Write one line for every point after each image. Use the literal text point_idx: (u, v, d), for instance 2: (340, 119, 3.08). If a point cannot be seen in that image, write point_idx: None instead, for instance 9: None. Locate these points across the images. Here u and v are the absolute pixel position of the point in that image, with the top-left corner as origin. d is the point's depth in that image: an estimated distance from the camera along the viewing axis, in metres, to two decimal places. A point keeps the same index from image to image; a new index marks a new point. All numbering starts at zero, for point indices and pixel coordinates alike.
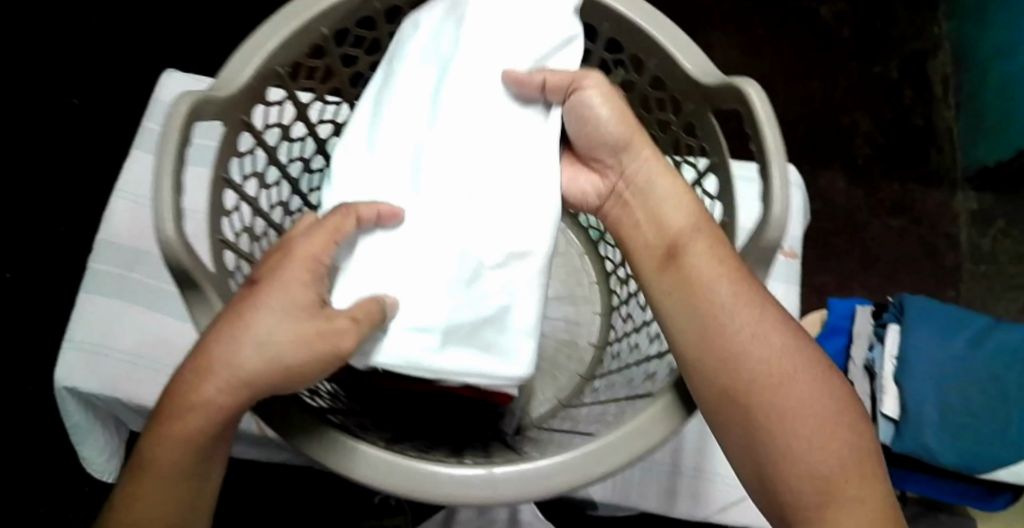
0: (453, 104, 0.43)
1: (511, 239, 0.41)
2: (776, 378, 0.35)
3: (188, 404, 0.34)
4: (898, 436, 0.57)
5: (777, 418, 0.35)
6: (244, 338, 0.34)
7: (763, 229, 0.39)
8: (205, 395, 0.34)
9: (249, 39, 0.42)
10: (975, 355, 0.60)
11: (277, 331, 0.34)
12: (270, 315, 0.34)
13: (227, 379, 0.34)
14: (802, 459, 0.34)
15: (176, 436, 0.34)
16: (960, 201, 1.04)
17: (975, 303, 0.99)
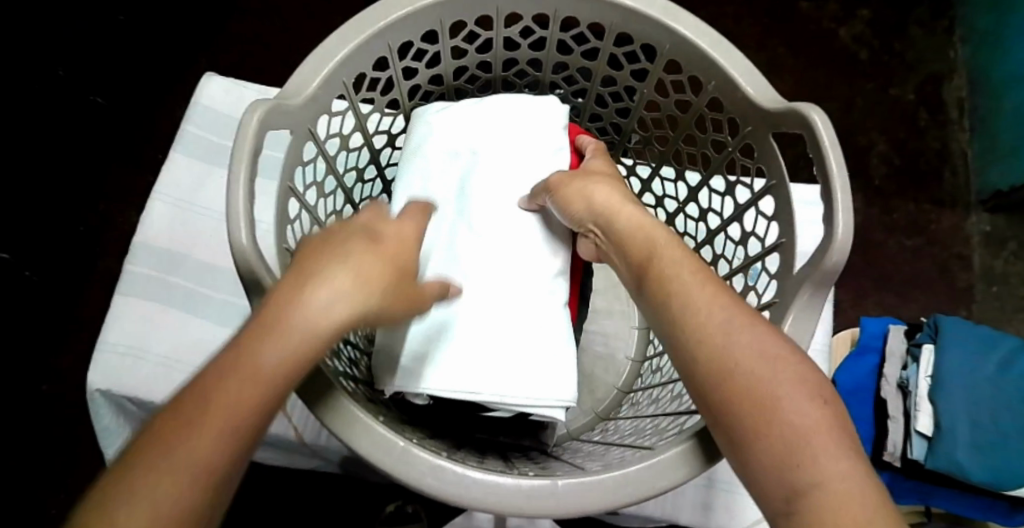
0: (480, 182, 0.48)
1: (537, 280, 0.46)
2: (732, 362, 0.31)
3: (258, 348, 0.30)
4: (932, 452, 0.58)
5: (755, 399, 0.30)
6: (354, 264, 0.33)
7: (824, 252, 0.38)
8: (315, 312, 0.31)
9: (318, 49, 0.42)
10: (1005, 376, 0.60)
11: (380, 266, 0.34)
12: (359, 252, 0.34)
13: (313, 314, 0.31)
14: (787, 435, 0.29)
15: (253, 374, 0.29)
16: (973, 223, 1.05)
17: (987, 323, 1.01)
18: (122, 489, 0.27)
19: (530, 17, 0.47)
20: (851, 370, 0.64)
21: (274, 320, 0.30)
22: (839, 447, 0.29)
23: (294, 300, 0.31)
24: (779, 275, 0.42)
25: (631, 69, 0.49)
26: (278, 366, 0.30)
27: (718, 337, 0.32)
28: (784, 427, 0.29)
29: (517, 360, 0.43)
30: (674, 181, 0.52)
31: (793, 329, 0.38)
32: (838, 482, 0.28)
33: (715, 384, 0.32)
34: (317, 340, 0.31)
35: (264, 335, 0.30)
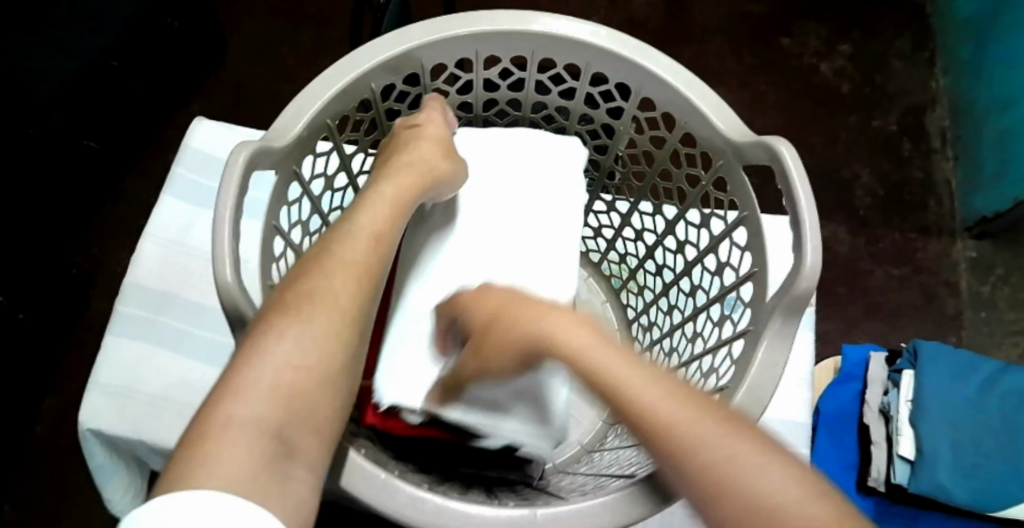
0: (482, 218, 0.51)
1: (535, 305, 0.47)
2: (661, 425, 0.29)
3: (320, 273, 0.36)
4: (915, 476, 0.58)
5: (704, 443, 0.28)
6: (424, 136, 0.46)
7: (795, 278, 0.39)
8: (405, 162, 0.44)
9: (303, 93, 0.44)
10: (984, 399, 0.60)
11: (436, 137, 0.47)
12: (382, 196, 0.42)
13: (393, 191, 0.42)
14: (740, 483, 0.26)
15: (379, 212, 0.40)
16: (960, 249, 1.07)
17: (976, 349, 1.01)
18: (298, 291, 0.35)
19: (509, 59, 0.49)
20: (834, 396, 0.65)
21: (323, 255, 0.37)
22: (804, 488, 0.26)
23: (338, 234, 0.38)
24: (752, 304, 0.43)
25: (607, 107, 0.51)
26: (338, 281, 0.36)
27: (637, 402, 0.30)
28: (748, 472, 0.26)
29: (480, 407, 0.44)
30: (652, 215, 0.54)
31: (768, 356, 0.39)
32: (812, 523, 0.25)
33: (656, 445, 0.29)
34: (403, 202, 0.42)
35: (317, 268, 0.36)
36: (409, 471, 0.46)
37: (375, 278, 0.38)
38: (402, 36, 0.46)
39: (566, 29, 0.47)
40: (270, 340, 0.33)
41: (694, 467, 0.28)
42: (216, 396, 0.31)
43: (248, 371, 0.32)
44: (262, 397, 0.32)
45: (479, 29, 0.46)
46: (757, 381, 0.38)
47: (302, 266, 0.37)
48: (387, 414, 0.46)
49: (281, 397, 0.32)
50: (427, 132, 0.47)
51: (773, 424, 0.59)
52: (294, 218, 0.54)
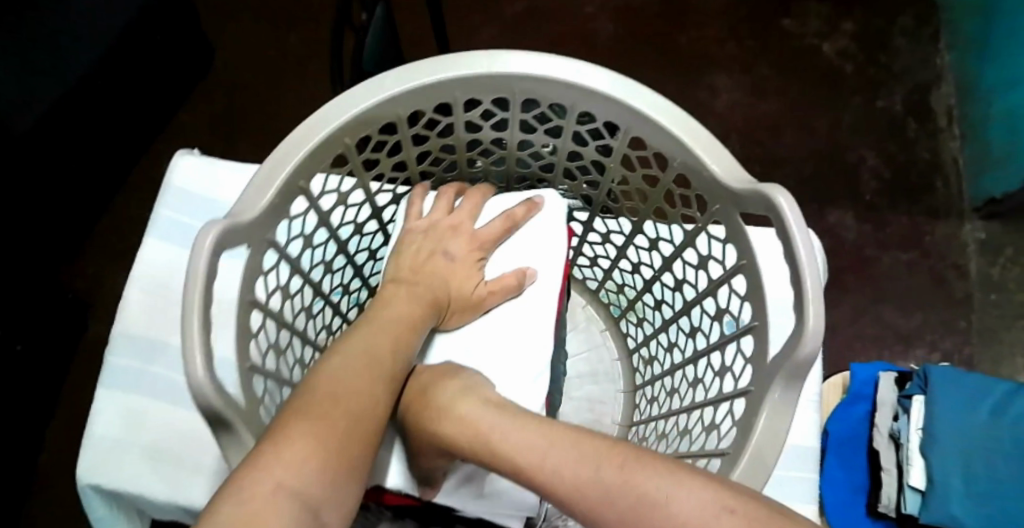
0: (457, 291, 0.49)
1: (519, 361, 0.48)
2: (576, 483, 0.33)
3: (339, 370, 0.38)
4: (926, 506, 0.56)
5: (622, 485, 0.32)
6: (447, 240, 0.49)
7: (797, 343, 0.38)
8: (426, 270, 0.47)
9: (271, 159, 0.42)
10: (999, 422, 0.58)
11: (457, 240, 0.49)
12: (402, 292, 0.45)
13: (403, 302, 0.45)
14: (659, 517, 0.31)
15: (399, 321, 0.43)
16: (968, 231, 1.03)
17: (987, 333, 0.99)
18: (307, 392, 0.36)
19: (489, 101, 0.47)
20: (842, 418, 0.62)
21: (360, 341, 0.40)
22: (713, 504, 0.30)
23: (356, 343, 0.40)
24: (753, 360, 0.42)
25: (595, 144, 0.48)
26: (375, 365, 0.39)
27: (538, 463, 0.35)
28: (663, 505, 0.31)
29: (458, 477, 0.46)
30: (649, 250, 0.52)
31: (768, 424, 0.38)
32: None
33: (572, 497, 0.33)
34: (415, 315, 0.44)
35: (330, 368, 0.38)
36: None
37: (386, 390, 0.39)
38: (371, 87, 0.44)
39: (545, 68, 0.44)
40: (322, 410, 0.35)
41: (611, 513, 0.32)
42: (259, 456, 0.32)
43: (298, 439, 0.33)
44: (311, 468, 0.33)
45: (452, 74, 0.44)
46: (758, 453, 0.37)
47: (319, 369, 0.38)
48: (378, 492, 0.46)
49: (306, 469, 0.32)
50: (461, 268, 0.49)
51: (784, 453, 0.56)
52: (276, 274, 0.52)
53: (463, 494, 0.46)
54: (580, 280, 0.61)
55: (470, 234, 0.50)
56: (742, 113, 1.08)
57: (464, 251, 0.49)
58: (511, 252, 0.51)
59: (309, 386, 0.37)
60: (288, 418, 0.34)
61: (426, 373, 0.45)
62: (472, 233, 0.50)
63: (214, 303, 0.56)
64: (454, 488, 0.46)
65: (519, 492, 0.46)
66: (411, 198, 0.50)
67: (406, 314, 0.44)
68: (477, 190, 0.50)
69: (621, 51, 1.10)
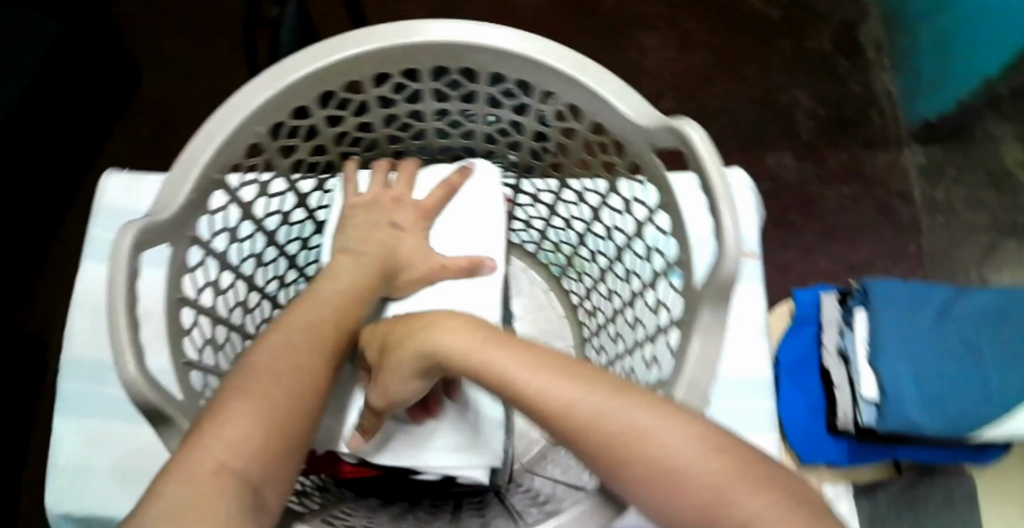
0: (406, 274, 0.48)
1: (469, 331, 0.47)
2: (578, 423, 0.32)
3: (276, 345, 0.38)
4: (881, 415, 0.57)
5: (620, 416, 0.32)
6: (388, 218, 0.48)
7: (719, 264, 0.39)
8: (369, 244, 0.46)
9: (184, 153, 0.43)
10: (944, 327, 0.60)
11: (399, 215, 0.49)
12: (348, 263, 0.45)
13: (342, 272, 0.44)
14: (648, 456, 0.31)
15: (342, 291, 0.43)
16: (909, 157, 1.05)
17: (937, 254, 1.00)
18: (246, 371, 0.36)
19: (399, 73, 0.48)
20: (792, 344, 0.63)
21: (300, 315, 0.40)
22: (707, 442, 0.31)
23: (295, 315, 0.40)
24: (685, 290, 0.42)
25: (511, 104, 0.48)
26: (314, 338, 0.39)
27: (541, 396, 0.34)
28: (656, 435, 0.31)
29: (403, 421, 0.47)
30: (577, 201, 0.52)
31: (702, 347, 0.39)
32: (708, 478, 0.30)
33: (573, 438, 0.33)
34: (358, 285, 0.44)
35: (271, 344, 0.38)
36: (355, 509, 0.45)
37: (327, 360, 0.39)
38: (281, 73, 0.45)
39: (447, 33, 0.45)
40: (260, 389, 0.35)
41: (612, 443, 0.32)
42: (198, 437, 0.32)
43: (235, 423, 0.33)
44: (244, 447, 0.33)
45: (353, 53, 0.45)
46: (694, 377, 0.38)
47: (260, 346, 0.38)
48: (331, 463, 0.47)
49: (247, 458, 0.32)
50: (409, 237, 0.48)
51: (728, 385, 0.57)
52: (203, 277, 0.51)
53: (424, 448, 0.46)
54: (518, 245, 0.60)
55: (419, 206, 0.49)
56: (673, 69, 1.08)
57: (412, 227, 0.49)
58: (463, 224, 0.50)
59: (246, 367, 0.36)
60: (225, 396, 0.34)
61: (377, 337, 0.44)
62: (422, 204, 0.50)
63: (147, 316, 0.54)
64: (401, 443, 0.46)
65: (464, 426, 0.47)
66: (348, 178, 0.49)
67: (348, 285, 0.43)
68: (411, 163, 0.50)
69: (550, 20, 1.09)
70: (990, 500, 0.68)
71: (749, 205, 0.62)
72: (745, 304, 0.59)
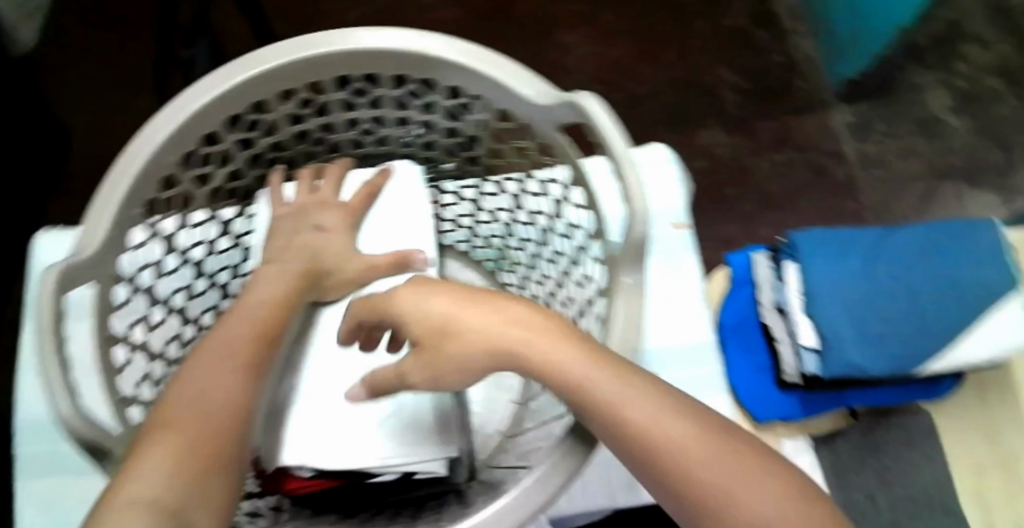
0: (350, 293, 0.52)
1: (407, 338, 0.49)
2: (608, 410, 0.32)
3: (203, 363, 0.39)
4: (824, 362, 0.58)
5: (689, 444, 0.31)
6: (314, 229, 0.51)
7: (631, 225, 0.41)
8: (296, 254, 0.49)
9: (98, 193, 0.44)
10: (876, 268, 0.61)
11: (327, 224, 0.52)
12: (272, 272, 0.47)
13: (264, 283, 0.46)
14: (676, 453, 0.31)
15: (266, 303, 0.44)
16: (837, 117, 1.08)
17: (874, 207, 1.04)
18: (174, 391, 0.38)
19: (303, 87, 0.49)
20: (733, 306, 0.66)
21: (225, 331, 0.41)
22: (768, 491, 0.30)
23: (219, 331, 0.41)
24: (606, 259, 0.44)
25: (416, 104, 0.50)
26: (240, 349, 0.40)
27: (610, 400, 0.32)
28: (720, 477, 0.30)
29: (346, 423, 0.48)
30: (498, 192, 0.53)
31: (626, 309, 0.41)
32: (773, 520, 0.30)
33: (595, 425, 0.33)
34: (283, 295, 0.46)
35: (199, 362, 0.39)
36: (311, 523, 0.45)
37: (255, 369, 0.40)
38: (183, 103, 0.46)
39: (341, 43, 0.46)
40: (189, 407, 0.36)
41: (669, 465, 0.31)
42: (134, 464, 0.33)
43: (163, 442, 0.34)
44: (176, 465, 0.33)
45: (252, 73, 0.46)
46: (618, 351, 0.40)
47: (188, 367, 0.39)
48: (283, 481, 0.47)
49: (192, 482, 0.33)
50: (336, 241, 0.51)
51: (670, 351, 0.59)
52: (133, 316, 0.52)
53: (358, 449, 0.46)
54: (451, 246, 0.60)
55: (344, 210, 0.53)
56: (597, 62, 1.10)
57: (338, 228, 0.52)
58: (382, 221, 0.54)
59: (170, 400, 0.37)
60: (159, 420, 0.36)
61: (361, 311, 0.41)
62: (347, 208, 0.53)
63: (78, 367, 0.54)
64: (336, 449, 0.47)
65: (396, 416, 0.48)
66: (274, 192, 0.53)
67: (271, 293, 0.45)
68: (333, 170, 0.53)
69: (470, 28, 1.10)
70: (953, 433, 0.69)
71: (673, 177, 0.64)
72: (677, 271, 0.61)
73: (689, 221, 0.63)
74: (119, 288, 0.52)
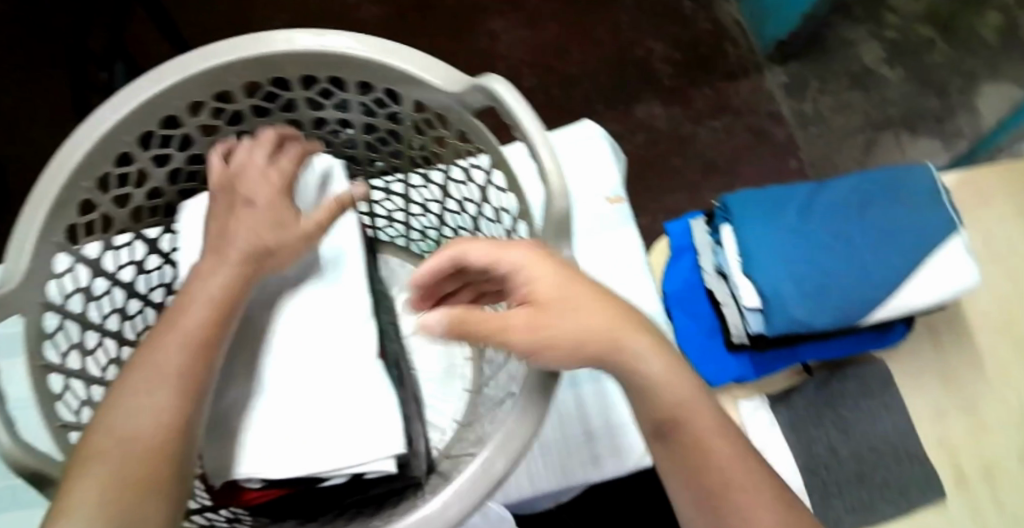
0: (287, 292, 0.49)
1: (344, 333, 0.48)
2: (699, 432, 0.41)
3: (136, 382, 0.37)
4: (768, 320, 0.60)
5: (726, 463, 0.40)
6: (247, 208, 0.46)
7: (551, 204, 0.41)
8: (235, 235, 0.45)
9: (16, 228, 0.43)
10: (810, 223, 0.62)
11: (257, 194, 0.47)
12: (216, 262, 0.44)
13: (209, 279, 0.43)
14: (711, 460, 0.40)
15: (209, 301, 0.41)
16: (771, 79, 1.10)
17: (815, 164, 1.06)
18: (103, 418, 0.36)
19: (211, 98, 0.48)
20: (676, 274, 0.66)
21: (163, 339, 0.39)
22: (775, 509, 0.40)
23: (156, 340, 0.39)
24: (530, 240, 0.45)
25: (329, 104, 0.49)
26: (178, 362, 0.38)
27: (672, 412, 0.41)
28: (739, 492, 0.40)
29: (306, 419, 0.45)
30: (426, 185, 0.53)
31: None
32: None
33: (681, 436, 0.41)
34: (229, 288, 0.43)
35: (133, 382, 0.37)
36: None
37: (196, 381, 0.38)
38: (91, 126, 0.45)
39: (247, 49, 0.46)
40: (114, 440, 0.35)
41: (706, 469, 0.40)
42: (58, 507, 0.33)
43: (89, 482, 0.33)
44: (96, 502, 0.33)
45: (160, 89, 0.45)
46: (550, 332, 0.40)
47: (123, 387, 0.37)
48: (231, 493, 0.45)
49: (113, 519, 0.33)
50: (263, 213, 0.46)
51: None
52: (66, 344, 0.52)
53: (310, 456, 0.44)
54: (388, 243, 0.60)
55: (280, 177, 0.48)
56: (528, 47, 1.10)
57: (263, 203, 0.46)
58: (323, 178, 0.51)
59: (105, 419, 0.36)
60: (85, 454, 0.35)
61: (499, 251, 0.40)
62: (287, 176, 0.48)
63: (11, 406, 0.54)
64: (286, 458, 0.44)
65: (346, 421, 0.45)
66: (215, 170, 0.48)
67: (214, 290, 0.42)
68: (264, 137, 0.48)
69: (395, 25, 1.09)
70: (908, 379, 0.69)
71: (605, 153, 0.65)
72: (614, 243, 0.62)
73: (625, 194, 0.65)
74: (47, 317, 0.52)
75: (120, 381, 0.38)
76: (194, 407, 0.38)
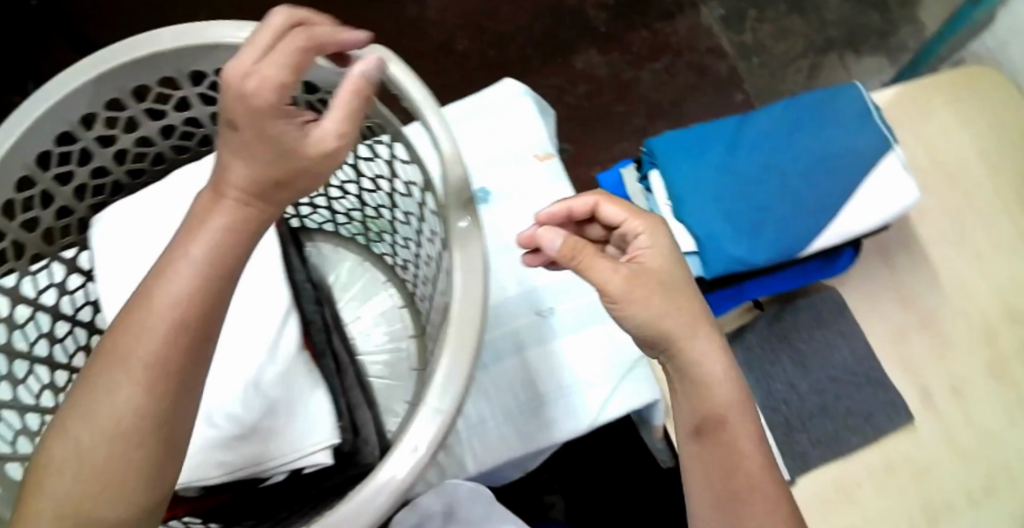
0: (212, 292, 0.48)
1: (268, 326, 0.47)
2: (741, 431, 0.42)
3: (105, 372, 0.31)
4: (704, 262, 0.59)
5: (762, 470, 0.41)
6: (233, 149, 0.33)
7: (449, 175, 0.43)
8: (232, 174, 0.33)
9: None
10: (738, 157, 0.61)
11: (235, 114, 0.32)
12: (212, 215, 0.33)
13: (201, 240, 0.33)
14: (746, 461, 0.41)
15: (200, 268, 0.32)
16: (707, 14, 1.07)
17: (761, 95, 1.04)
18: (71, 411, 0.31)
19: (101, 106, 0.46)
20: None
21: (140, 319, 0.32)
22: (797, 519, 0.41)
23: (133, 320, 0.32)
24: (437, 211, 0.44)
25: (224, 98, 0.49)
26: (157, 353, 0.31)
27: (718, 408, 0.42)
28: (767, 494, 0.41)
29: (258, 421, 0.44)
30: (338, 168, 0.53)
31: (463, 259, 0.41)
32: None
33: (716, 430, 0.42)
34: (224, 256, 0.33)
35: (103, 370, 0.31)
36: None
37: (180, 374, 0.32)
38: None
39: (125, 53, 0.44)
40: (75, 447, 0.31)
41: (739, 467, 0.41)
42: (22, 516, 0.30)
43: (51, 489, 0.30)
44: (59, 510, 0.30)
45: (45, 105, 0.43)
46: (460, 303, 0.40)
47: (91, 374, 0.32)
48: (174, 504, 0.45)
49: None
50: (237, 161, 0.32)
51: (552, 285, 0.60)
52: None
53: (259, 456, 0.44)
54: (319, 230, 0.60)
55: (274, 81, 0.31)
56: (457, 9, 1.07)
57: (248, 121, 0.31)
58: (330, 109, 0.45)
59: (68, 431, 0.31)
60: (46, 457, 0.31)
61: (635, 216, 0.45)
62: (287, 81, 0.32)
63: None
64: (236, 461, 0.44)
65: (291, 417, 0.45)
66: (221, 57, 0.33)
67: (203, 255, 0.33)
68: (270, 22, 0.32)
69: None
70: (864, 303, 0.69)
71: (529, 109, 0.65)
72: (545, 199, 0.62)
73: (554, 149, 0.64)
74: None
75: (88, 373, 0.32)
76: (175, 405, 0.32)
